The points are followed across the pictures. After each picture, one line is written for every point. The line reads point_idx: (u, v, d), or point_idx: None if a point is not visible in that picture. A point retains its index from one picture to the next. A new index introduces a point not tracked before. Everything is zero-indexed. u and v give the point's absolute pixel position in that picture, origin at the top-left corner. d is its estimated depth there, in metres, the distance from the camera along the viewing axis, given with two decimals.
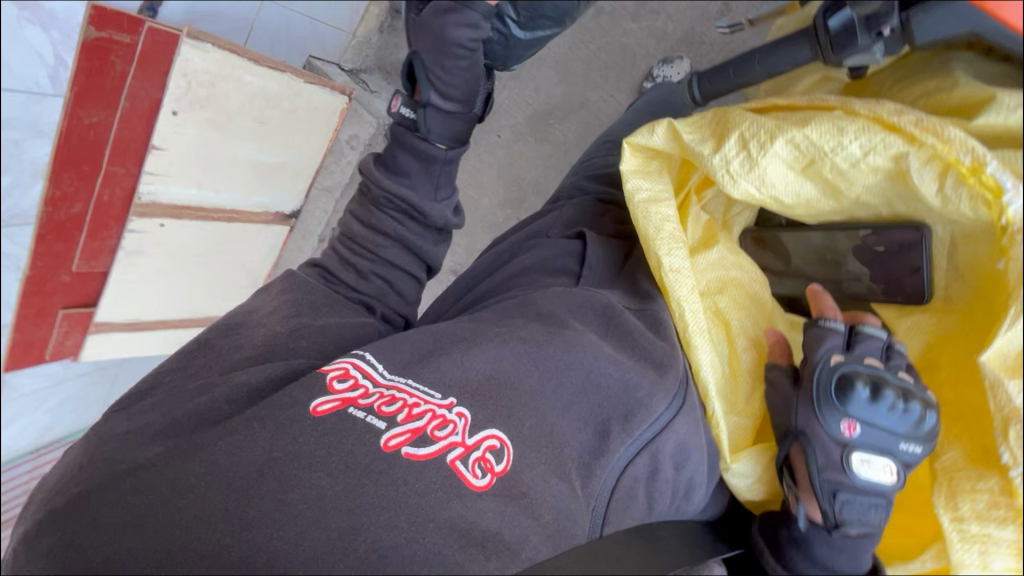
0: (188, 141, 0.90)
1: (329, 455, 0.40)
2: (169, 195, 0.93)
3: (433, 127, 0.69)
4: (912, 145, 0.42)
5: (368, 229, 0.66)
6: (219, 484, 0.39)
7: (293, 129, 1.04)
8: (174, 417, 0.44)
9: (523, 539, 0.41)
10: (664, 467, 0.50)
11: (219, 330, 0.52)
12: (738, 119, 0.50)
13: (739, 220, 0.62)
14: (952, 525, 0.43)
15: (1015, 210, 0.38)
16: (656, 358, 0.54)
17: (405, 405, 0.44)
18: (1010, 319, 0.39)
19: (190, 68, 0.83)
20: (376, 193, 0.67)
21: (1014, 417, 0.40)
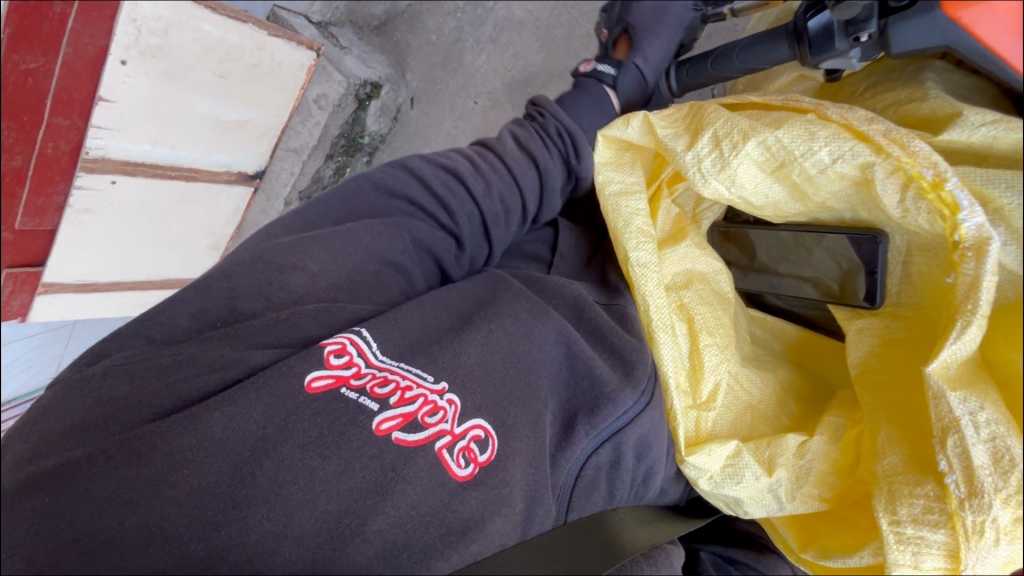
0: (140, 92, 0.94)
1: (322, 436, 0.40)
2: (120, 150, 0.97)
3: (622, 84, 0.73)
4: (879, 155, 0.44)
5: (519, 147, 0.63)
6: (212, 460, 0.38)
7: (252, 85, 1.09)
8: (180, 390, 0.41)
9: (498, 527, 0.42)
10: (626, 457, 0.53)
11: (253, 286, 0.47)
12: (713, 115, 0.50)
13: (708, 216, 0.63)
14: (888, 527, 0.45)
15: (967, 226, 0.41)
16: (625, 354, 0.55)
17: (398, 387, 0.44)
18: (958, 331, 0.42)
19: (139, 13, 0.86)
20: (548, 120, 0.65)
21: (952, 427, 0.43)
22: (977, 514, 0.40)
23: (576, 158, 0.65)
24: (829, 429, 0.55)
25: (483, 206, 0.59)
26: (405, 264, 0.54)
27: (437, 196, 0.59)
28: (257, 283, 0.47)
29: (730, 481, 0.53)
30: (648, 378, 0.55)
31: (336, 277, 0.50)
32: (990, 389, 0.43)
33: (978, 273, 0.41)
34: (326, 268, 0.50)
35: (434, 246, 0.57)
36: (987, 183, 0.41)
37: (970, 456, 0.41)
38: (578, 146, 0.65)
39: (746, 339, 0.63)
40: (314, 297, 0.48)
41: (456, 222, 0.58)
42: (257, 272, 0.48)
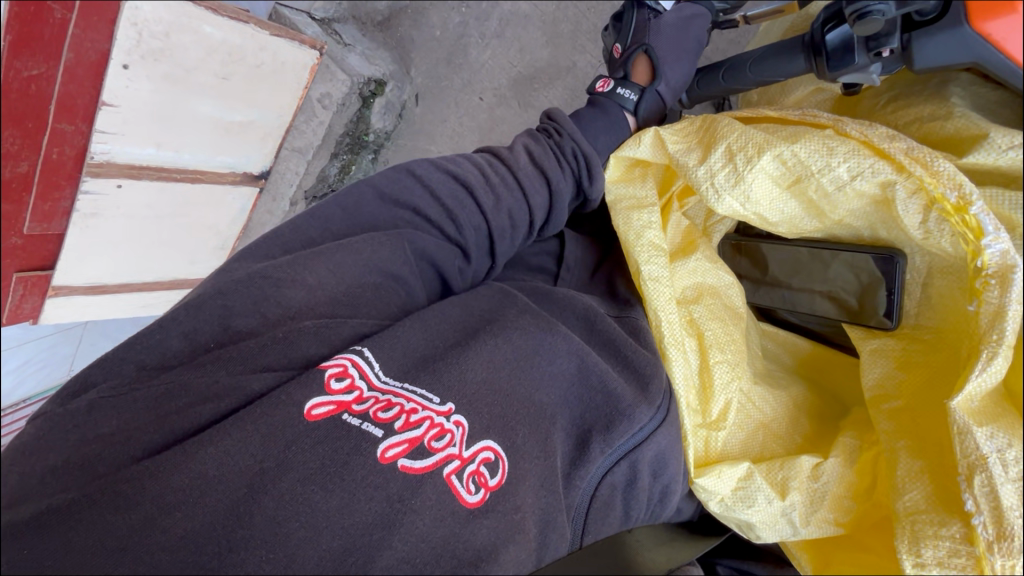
0: (142, 97, 0.89)
1: (324, 467, 0.37)
2: (125, 154, 0.92)
3: (646, 108, 0.63)
4: (901, 175, 0.42)
5: (529, 163, 0.57)
6: (207, 500, 0.35)
7: (257, 86, 1.05)
8: (169, 424, 0.38)
9: (513, 559, 0.40)
10: (642, 477, 0.50)
11: (249, 298, 0.44)
12: (726, 129, 0.48)
13: (720, 229, 0.60)
14: (912, 570, 0.41)
15: (991, 253, 0.39)
16: (639, 368, 0.52)
17: (402, 411, 0.42)
18: (983, 362, 0.40)
19: (140, 17, 0.81)
20: (564, 139, 0.57)
21: (978, 465, 0.40)
22: (1007, 558, 0.38)
23: (591, 177, 0.57)
24: (843, 450, 0.54)
25: (488, 221, 0.54)
26: (412, 285, 0.51)
27: (444, 205, 0.54)
28: (252, 296, 0.44)
29: (742, 504, 0.51)
30: (665, 394, 0.52)
31: (336, 290, 0.46)
32: (1017, 424, 0.41)
33: (1002, 302, 0.39)
34: (325, 281, 0.46)
35: (437, 257, 0.53)
36: (1015, 209, 0.39)
37: (998, 496, 0.39)
38: (593, 168, 0.57)
39: (758, 354, 0.62)
40: (314, 312, 0.45)
41: (458, 235, 0.54)
42: (247, 287, 0.45)
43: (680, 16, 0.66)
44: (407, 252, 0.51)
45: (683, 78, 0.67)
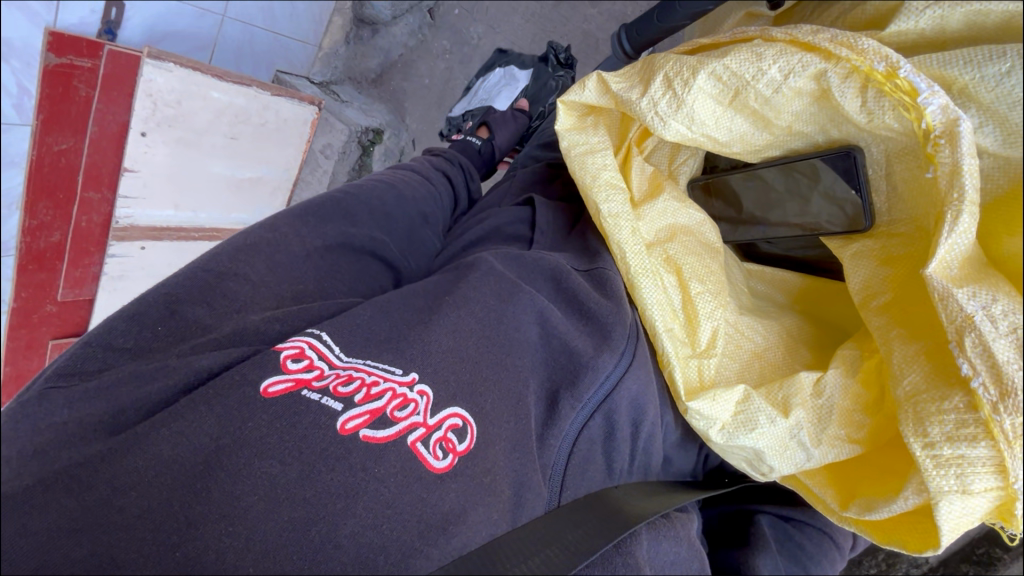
0: (159, 161, 0.95)
1: (281, 441, 0.34)
2: (147, 217, 0.97)
3: (485, 150, 0.88)
4: (830, 61, 0.43)
5: (435, 167, 0.72)
6: (164, 478, 0.33)
7: (263, 143, 1.10)
8: (122, 404, 0.36)
9: (483, 519, 0.37)
10: (620, 427, 0.47)
11: (195, 290, 0.43)
12: (662, 62, 0.50)
13: (685, 170, 0.62)
14: (923, 452, 0.39)
15: (932, 111, 0.39)
16: (602, 318, 0.49)
17: (363, 383, 0.39)
18: (948, 223, 0.39)
19: (155, 88, 0.89)
20: (447, 152, 0.77)
21: (967, 327, 0.38)
22: (1016, 417, 0.35)
23: (473, 180, 0.80)
24: (844, 361, 0.50)
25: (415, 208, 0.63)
26: (360, 277, 0.53)
27: (386, 214, 0.58)
28: (196, 290, 0.43)
29: (744, 428, 0.47)
30: (628, 339, 0.49)
31: (280, 290, 0.46)
32: (1001, 283, 0.39)
33: (956, 159, 0.39)
34: (266, 278, 0.46)
35: (377, 250, 0.55)
36: (945, 65, 0.40)
37: (993, 353, 0.37)
38: (472, 173, 0.79)
39: (744, 290, 0.60)
40: (258, 306, 0.45)
41: (390, 229, 0.58)
42: (201, 282, 0.44)
43: (507, 112, 0.94)
44: (342, 251, 0.52)
45: (511, 141, 0.93)
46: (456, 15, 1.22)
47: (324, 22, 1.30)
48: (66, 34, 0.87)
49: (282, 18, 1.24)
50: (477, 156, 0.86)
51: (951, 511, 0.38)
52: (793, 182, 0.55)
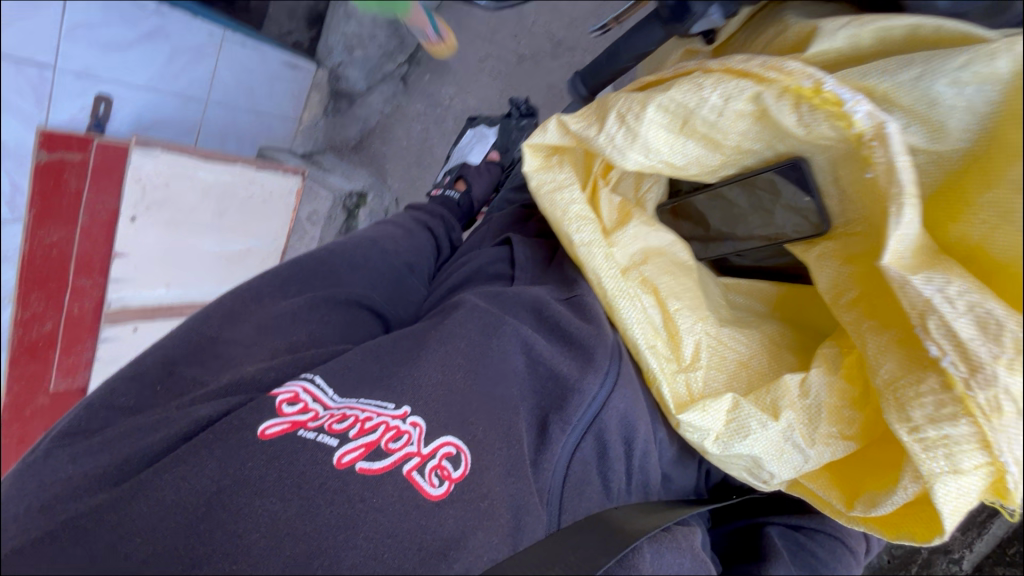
0: (148, 243, 0.98)
1: (281, 479, 0.36)
2: (138, 297, 1.00)
3: (464, 202, 0.89)
4: (763, 84, 0.46)
5: (416, 220, 0.75)
6: (168, 521, 0.34)
7: (250, 217, 1.15)
8: (124, 456, 0.37)
9: (484, 544, 0.37)
10: (612, 446, 0.47)
11: (190, 351, 0.45)
12: (614, 100, 0.55)
13: (651, 196, 0.66)
14: (910, 436, 0.40)
15: (860, 117, 0.43)
16: (582, 339, 0.51)
17: (356, 419, 0.40)
18: (894, 216, 0.42)
19: (143, 173, 0.92)
20: (427, 207, 0.80)
21: (928, 311, 0.40)
22: (988, 390, 0.37)
23: (456, 231, 0.82)
24: (825, 359, 0.51)
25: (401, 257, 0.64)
26: (350, 323, 0.54)
27: (368, 268, 0.60)
28: (189, 348, 0.46)
29: (738, 436, 0.48)
30: (611, 359, 0.50)
31: (277, 343, 0.48)
32: (953, 266, 0.41)
33: (890, 158, 0.42)
34: (254, 343, 0.48)
35: (370, 302, 0.57)
36: (865, 76, 0.43)
37: (956, 332, 0.39)
38: (453, 224, 0.81)
39: (722, 304, 0.62)
40: (250, 363, 0.46)
41: (375, 282, 0.60)
42: (196, 339, 0.46)
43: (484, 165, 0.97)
44: (329, 304, 0.53)
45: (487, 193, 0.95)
46: (428, 80, 1.30)
47: (302, 97, 1.37)
48: (57, 132, 0.81)
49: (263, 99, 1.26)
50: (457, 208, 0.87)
51: (947, 493, 0.38)
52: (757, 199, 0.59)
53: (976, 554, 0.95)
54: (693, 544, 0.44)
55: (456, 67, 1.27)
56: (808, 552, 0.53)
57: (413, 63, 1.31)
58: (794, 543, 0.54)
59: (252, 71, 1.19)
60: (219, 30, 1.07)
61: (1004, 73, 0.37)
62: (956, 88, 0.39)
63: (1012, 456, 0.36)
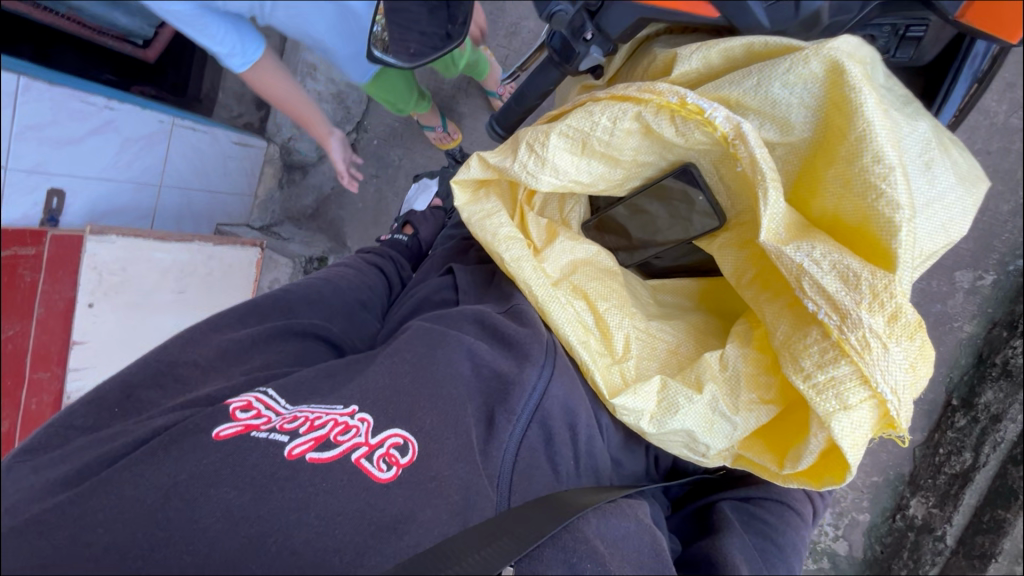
0: (107, 328, 0.98)
1: (233, 471, 0.38)
2: (97, 383, 0.98)
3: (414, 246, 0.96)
4: (642, 104, 0.54)
5: (368, 261, 0.80)
6: (126, 514, 0.35)
7: (211, 291, 1.18)
8: (84, 462, 0.39)
9: (435, 518, 0.39)
10: (558, 431, 0.50)
11: (149, 375, 0.47)
12: (524, 134, 0.62)
13: (575, 216, 0.72)
14: (805, 383, 0.44)
15: (720, 121, 0.50)
16: (518, 341, 0.55)
17: (307, 418, 0.43)
18: (761, 198, 0.49)
19: (98, 260, 0.95)
20: (380, 250, 0.86)
21: (802, 273, 0.47)
22: (857, 331, 0.42)
23: (407, 270, 0.87)
24: (738, 335, 0.57)
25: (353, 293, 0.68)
26: (307, 347, 0.57)
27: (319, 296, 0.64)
28: (151, 372, 0.47)
29: (670, 413, 0.52)
30: (547, 351, 0.55)
31: (233, 371, 0.51)
32: (817, 235, 0.48)
33: (751, 152, 0.50)
34: (217, 361, 0.50)
35: (326, 333, 0.60)
36: (719, 87, 0.51)
37: (825, 287, 0.45)
38: (404, 264, 0.88)
39: (650, 302, 0.68)
40: (209, 382, 0.49)
41: (332, 314, 0.63)
42: (153, 365, 0.48)
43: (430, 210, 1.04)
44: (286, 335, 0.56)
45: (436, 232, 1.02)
46: (376, 145, 1.35)
47: (256, 173, 1.43)
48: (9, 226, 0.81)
49: (216, 180, 1.32)
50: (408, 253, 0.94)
51: (844, 429, 0.43)
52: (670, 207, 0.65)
53: (958, 527, 0.92)
54: (635, 507, 0.46)
55: (402, 131, 1.32)
56: (761, 519, 0.56)
57: (361, 131, 1.36)
58: (746, 511, 0.57)
59: (204, 154, 1.25)
60: (168, 116, 1.14)
61: (819, 73, 0.46)
62: (788, 89, 0.48)
63: (886, 385, 0.42)
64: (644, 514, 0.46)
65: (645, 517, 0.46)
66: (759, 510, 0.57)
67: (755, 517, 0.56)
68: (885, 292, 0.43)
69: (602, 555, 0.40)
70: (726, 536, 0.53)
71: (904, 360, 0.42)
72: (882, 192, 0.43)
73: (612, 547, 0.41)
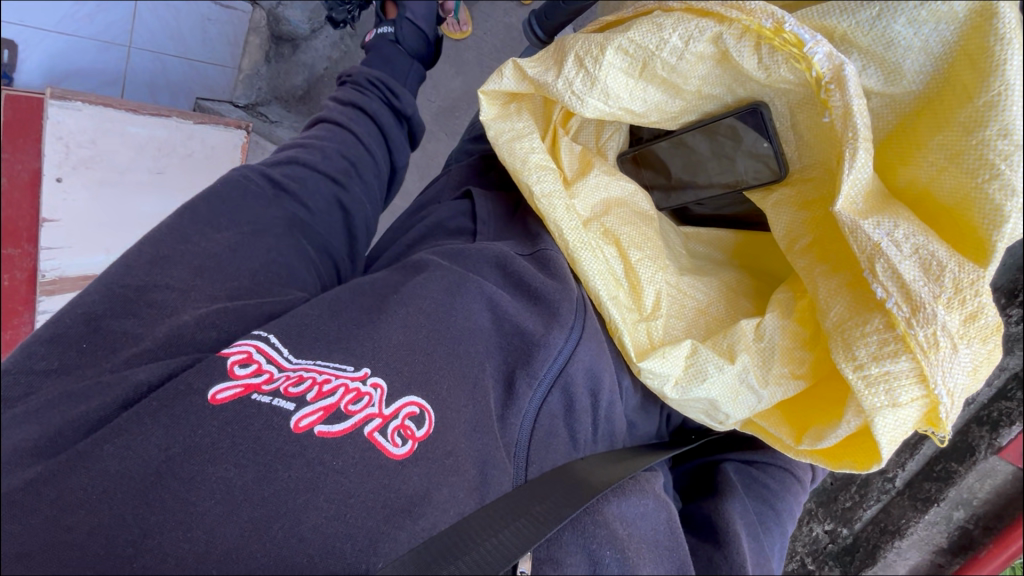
0: (81, 207, 0.86)
1: (235, 445, 0.35)
2: (75, 265, 0.86)
3: (404, 32, 0.86)
4: (724, 24, 0.45)
5: (344, 105, 0.71)
6: (111, 493, 0.33)
7: (193, 175, 1.06)
8: (57, 427, 0.35)
9: (451, 498, 0.38)
10: (579, 398, 0.50)
11: (114, 304, 0.41)
12: (572, 42, 0.52)
13: (612, 144, 0.65)
14: (855, 374, 0.41)
15: (819, 59, 0.42)
16: (547, 294, 0.52)
17: (314, 382, 0.40)
18: (847, 161, 0.42)
19: (64, 129, 0.83)
20: (359, 78, 0.74)
21: (876, 254, 0.41)
22: (927, 328, 0.39)
23: (397, 96, 0.76)
24: (779, 304, 0.55)
25: (327, 168, 0.60)
26: (293, 265, 0.52)
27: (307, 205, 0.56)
28: (116, 303, 0.41)
29: (697, 380, 0.51)
30: (576, 314, 0.52)
31: (212, 289, 0.45)
32: (900, 210, 0.43)
33: (846, 102, 0.42)
34: (196, 282, 0.45)
35: (329, 249, 0.57)
36: (825, 15, 0.42)
37: (901, 274, 0.40)
38: (392, 88, 0.76)
39: (682, 253, 0.64)
40: (195, 309, 0.43)
41: (314, 204, 0.57)
42: (125, 298, 0.42)
43: None
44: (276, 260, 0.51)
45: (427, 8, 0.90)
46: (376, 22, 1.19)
47: (240, 44, 1.24)
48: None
49: (197, 46, 1.17)
50: (399, 52, 0.84)
51: (886, 425, 0.40)
52: (719, 146, 0.58)
53: (909, 472, 1.08)
54: (650, 480, 0.49)
55: None
56: (758, 484, 0.60)
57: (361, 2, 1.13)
58: (745, 472, 0.61)
59: (178, 14, 1.12)
60: None
61: (960, 13, 0.38)
62: (913, 28, 0.39)
63: (945, 387, 0.39)
64: (657, 483, 0.50)
65: (661, 490, 0.49)
66: (759, 473, 0.61)
67: (754, 479, 0.60)
68: (970, 288, 0.39)
69: (621, 539, 0.42)
70: (731, 498, 0.55)
71: (969, 363, 0.39)
72: (998, 173, 0.37)
73: (630, 528, 0.44)
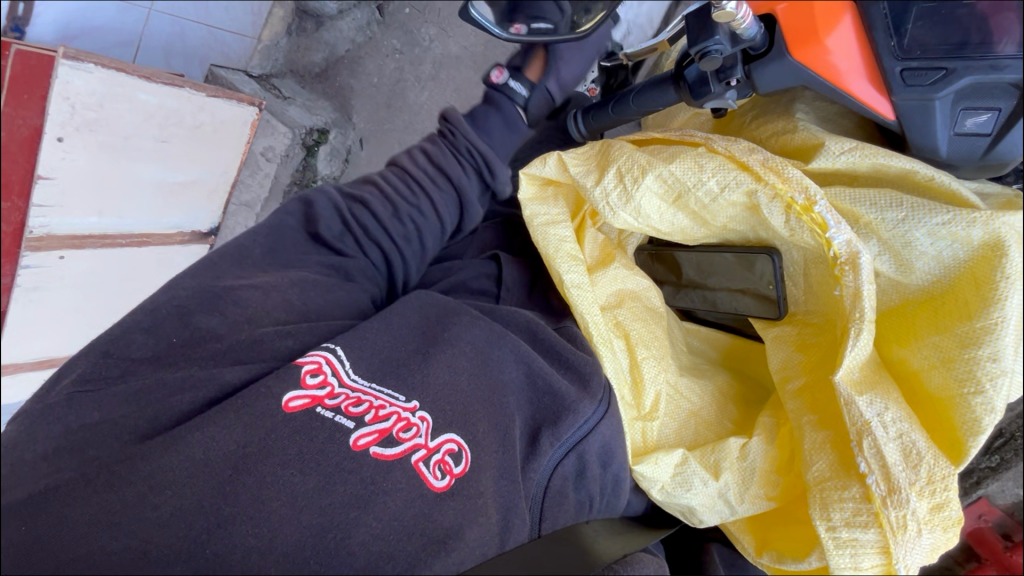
0: (81, 167, 0.76)
1: (301, 453, 0.39)
2: (67, 225, 0.77)
3: None
4: (760, 183, 0.48)
5: (435, 165, 0.65)
6: (193, 479, 0.37)
7: (200, 146, 0.91)
8: (153, 412, 0.40)
9: (479, 537, 0.41)
10: (591, 467, 0.51)
11: (204, 301, 0.46)
12: (617, 154, 0.54)
13: (632, 241, 0.67)
14: (827, 534, 0.45)
15: (838, 243, 0.46)
16: (577, 368, 0.54)
17: (372, 405, 0.43)
18: (852, 340, 0.45)
19: (73, 90, 0.72)
20: (460, 142, 0.67)
21: (865, 430, 0.45)
22: (898, 510, 0.43)
23: (491, 176, 0.69)
24: (764, 429, 0.58)
25: (391, 233, 0.61)
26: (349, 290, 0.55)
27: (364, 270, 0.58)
28: (206, 301, 0.46)
29: (681, 488, 0.56)
30: (606, 388, 0.54)
31: (293, 306, 0.50)
32: (890, 388, 0.47)
33: (857, 284, 0.45)
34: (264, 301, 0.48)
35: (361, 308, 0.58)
36: (855, 203, 0.46)
37: (884, 455, 0.44)
38: (490, 164, 0.68)
39: (683, 348, 0.68)
40: (269, 321, 0.48)
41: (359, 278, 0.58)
42: (208, 290, 0.47)
43: None
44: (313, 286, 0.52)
45: None
46: (408, 13, 1.08)
47: (264, 13, 1.10)
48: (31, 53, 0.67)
49: (218, 11, 1.08)
50: None
51: None
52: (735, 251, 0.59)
53: None
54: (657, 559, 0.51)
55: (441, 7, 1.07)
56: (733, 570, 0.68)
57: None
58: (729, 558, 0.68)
59: None
60: None
61: (974, 240, 0.41)
62: (931, 240, 0.43)
63: (904, 561, 0.44)
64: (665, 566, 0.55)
65: None
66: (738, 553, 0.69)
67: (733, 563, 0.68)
68: (941, 482, 0.44)
69: None
70: None
71: (927, 545, 0.44)
72: (982, 390, 0.42)
73: None
